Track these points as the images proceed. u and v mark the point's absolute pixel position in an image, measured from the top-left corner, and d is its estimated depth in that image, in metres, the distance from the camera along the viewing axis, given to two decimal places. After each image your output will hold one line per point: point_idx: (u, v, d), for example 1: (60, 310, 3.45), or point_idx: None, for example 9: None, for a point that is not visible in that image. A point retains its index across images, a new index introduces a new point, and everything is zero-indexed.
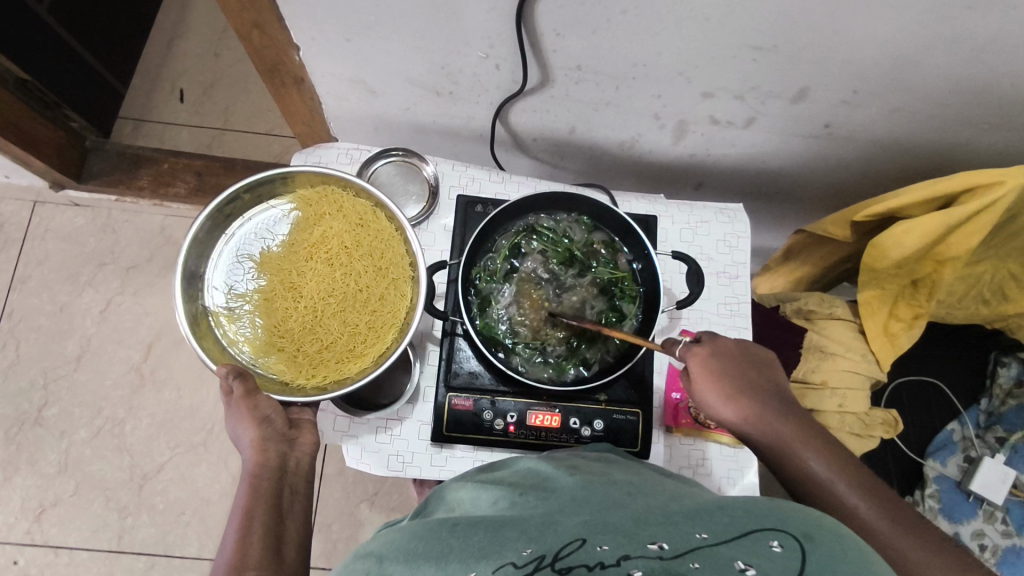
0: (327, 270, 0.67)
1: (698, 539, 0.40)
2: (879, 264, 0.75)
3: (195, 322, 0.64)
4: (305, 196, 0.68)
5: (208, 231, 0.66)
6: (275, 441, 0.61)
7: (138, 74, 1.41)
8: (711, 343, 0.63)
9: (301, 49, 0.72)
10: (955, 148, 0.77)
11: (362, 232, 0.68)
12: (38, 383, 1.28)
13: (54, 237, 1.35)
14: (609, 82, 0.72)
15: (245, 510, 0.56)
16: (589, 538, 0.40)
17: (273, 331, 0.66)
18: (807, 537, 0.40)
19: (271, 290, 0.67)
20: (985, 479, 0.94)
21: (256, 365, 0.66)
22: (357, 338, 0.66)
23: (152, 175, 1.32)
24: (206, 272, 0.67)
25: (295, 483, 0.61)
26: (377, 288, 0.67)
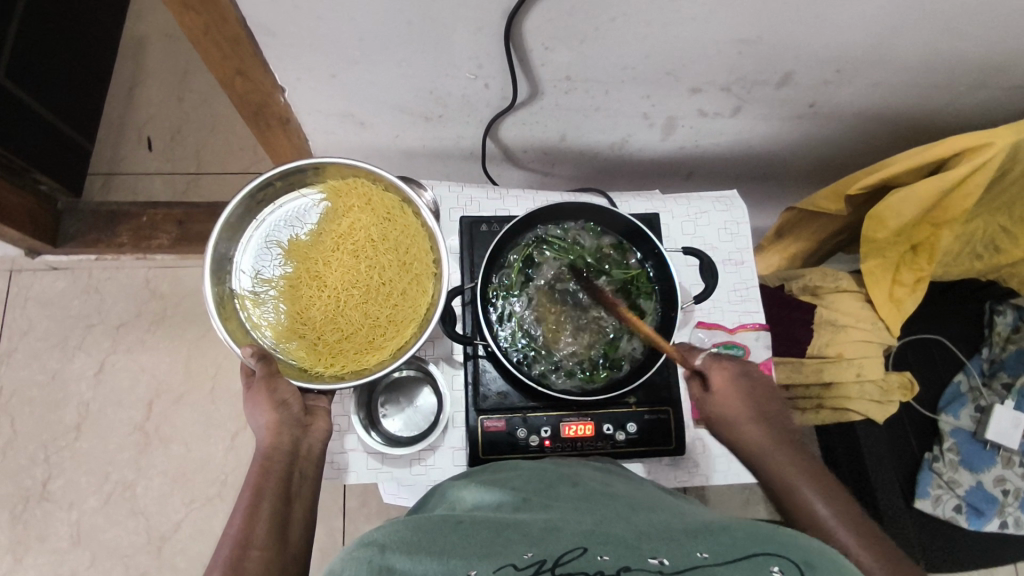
0: (352, 261, 0.69)
1: (700, 558, 0.39)
2: (879, 235, 0.76)
3: (221, 302, 0.66)
4: (335, 187, 0.69)
5: (240, 216, 0.67)
6: (290, 425, 0.61)
7: (103, 128, 1.38)
8: (743, 367, 0.65)
9: (285, 90, 0.71)
10: (935, 114, 0.79)
11: (388, 226, 0.69)
12: (38, 457, 1.24)
13: (35, 304, 1.31)
14: (597, 88, 0.72)
15: (255, 488, 0.55)
16: (590, 547, 0.40)
17: (296, 318, 0.67)
18: (808, 564, 0.39)
19: (296, 277, 0.68)
20: (998, 426, 0.96)
21: (277, 349, 0.67)
22: (377, 331, 0.67)
23: (132, 231, 1.28)
24: (236, 255, 0.69)
25: (304, 467, 0.60)
26: (400, 282, 0.68)
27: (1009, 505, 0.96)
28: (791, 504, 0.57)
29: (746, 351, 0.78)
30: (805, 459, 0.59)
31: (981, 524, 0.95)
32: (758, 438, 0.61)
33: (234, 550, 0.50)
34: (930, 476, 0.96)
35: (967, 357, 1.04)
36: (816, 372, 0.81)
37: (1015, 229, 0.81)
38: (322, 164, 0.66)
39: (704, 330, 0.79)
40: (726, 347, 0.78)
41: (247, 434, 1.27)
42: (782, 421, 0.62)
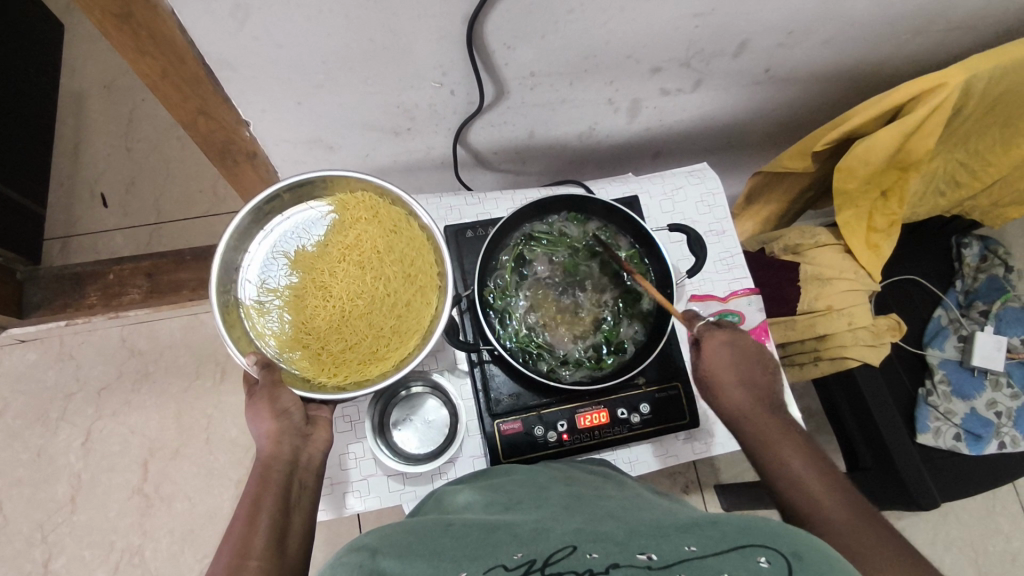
0: (358, 272, 0.68)
1: (688, 552, 0.40)
2: (850, 185, 0.79)
3: (227, 310, 0.65)
4: (342, 199, 0.69)
5: (248, 226, 0.66)
6: (291, 434, 0.59)
7: (52, 190, 1.33)
8: (731, 334, 0.64)
9: (250, 123, 0.70)
10: (884, 63, 0.81)
11: (394, 238, 0.68)
12: (36, 537, 1.19)
13: (8, 381, 1.26)
14: (562, 80, 0.73)
15: (254, 497, 0.53)
16: (580, 545, 0.41)
17: (301, 328, 0.66)
18: (796, 555, 0.39)
19: (302, 287, 0.68)
20: (983, 352, 1.02)
21: (281, 359, 0.66)
22: (381, 341, 0.66)
23: (100, 290, 1.24)
24: (242, 264, 0.68)
25: (304, 478, 0.58)
26: (405, 292, 0.67)
27: (1004, 426, 0.99)
28: (769, 471, 0.58)
29: (742, 317, 0.80)
30: (782, 425, 0.60)
31: (981, 448, 0.96)
32: (739, 406, 0.61)
33: (232, 559, 0.47)
34: (927, 411, 0.99)
35: (943, 292, 1.08)
36: (808, 328, 0.85)
37: (972, 162, 0.84)
38: (333, 177, 0.66)
39: (698, 303, 0.80)
40: (723, 316, 0.79)
41: None
42: (763, 386, 0.63)
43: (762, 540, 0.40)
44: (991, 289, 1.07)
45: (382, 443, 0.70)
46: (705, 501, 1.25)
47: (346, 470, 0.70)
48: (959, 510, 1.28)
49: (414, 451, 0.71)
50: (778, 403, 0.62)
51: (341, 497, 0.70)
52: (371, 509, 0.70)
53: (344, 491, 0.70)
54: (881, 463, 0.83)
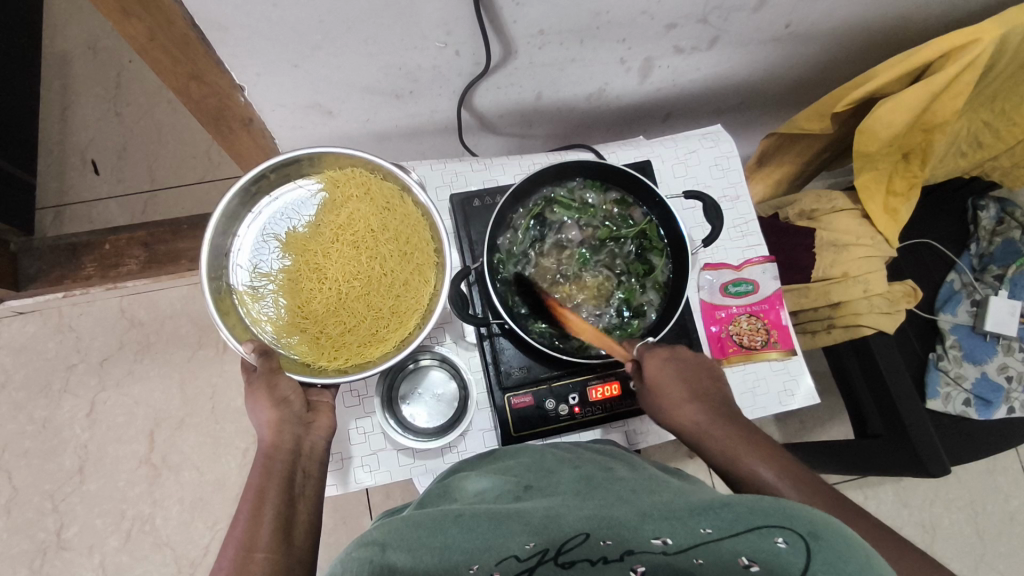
0: (353, 253, 0.66)
1: (703, 535, 0.40)
2: (871, 147, 0.76)
3: (220, 297, 0.63)
4: (331, 178, 0.66)
5: (238, 208, 0.64)
6: (291, 423, 0.58)
7: (42, 157, 1.29)
8: (671, 352, 0.65)
9: (245, 88, 0.67)
10: (908, 17, 0.77)
11: (388, 216, 0.66)
12: (47, 507, 1.20)
13: (9, 353, 1.24)
14: (573, 38, 0.69)
15: (258, 490, 0.52)
16: (593, 532, 0.41)
17: (297, 312, 0.65)
18: (813, 534, 0.38)
19: (296, 270, 0.66)
20: (996, 316, 1.00)
21: (279, 345, 0.65)
22: (380, 323, 0.65)
23: (97, 260, 1.21)
24: (233, 250, 0.66)
25: (308, 466, 0.57)
26: (401, 272, 0.66)
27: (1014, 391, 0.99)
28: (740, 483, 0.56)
29: (756, 286, 0.78)
30: (742, 431, 0.59)
31: (990, 413, 0.95)
32: (694, 421, 0.60)
33: (238, 553, 0.47)
34: (937, 375, 0.99)
35: (957, 255, 1.07)
36: (822, 294, 0.84)
37: (997, 122, 0.81)
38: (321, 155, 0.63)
39: (711, 272, 0.79)
40: (736, 285, 0.78)
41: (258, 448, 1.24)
42: (716, 398, 0.63)
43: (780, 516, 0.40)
44: (1007, 252, 1.04)
45: (390, 416, 0.69)
46: (709, 465, 1.26)
47: (358, 445, 0.69)
48: (961, 471, 1.28)
49: (424, 425, 0.70)
50: (732, 411, 0.61)
51: (350, 473, 0.69)
52: (381, 484, 0.70)
53: (353, 466, 0.69)
54: (893, 430, 0.82)
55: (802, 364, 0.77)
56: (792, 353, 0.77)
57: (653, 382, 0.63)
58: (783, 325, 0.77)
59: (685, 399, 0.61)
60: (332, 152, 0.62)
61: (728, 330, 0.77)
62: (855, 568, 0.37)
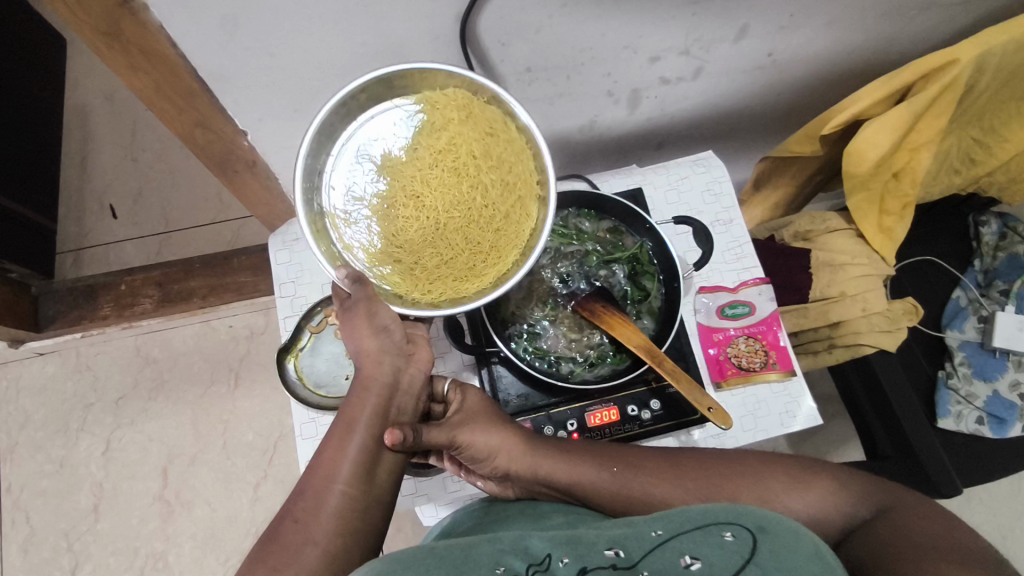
0: (453, 180, 0.61)
1: (654, 535, 0.46)
2: (860, 170, 0.76)
3: (311, 220, 0.59)
4: (432, 97, 0.59)
5: (328, 127, 0.58)
6: (392, 355, 0.61)
7: (62, 204, 1.35)
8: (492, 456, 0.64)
9: (247, 133, 0.70)
10: (888, 40, 0.79)
11: (492, 141, 0.60)
12: (62, 546, 1.21)
13: (28, 393, 1.28)
14: (560, 74, 0.71)
15: (349, 414, 0.57)
16: (554, 552, 0.45)
17: (392, 240, 0.61)
18: (762, 528, 0.45)
19: (392, 196, 0.61)
20: (1005, 332, 0.99)
21: (371, 274, 0.62)
22: (477, 257, 0.61)
23: (113, 302, 1.23)
24: (324, 170, 0.60)
25: (402, 400, 0.61)
26: (503, 205, 0.61)
27: None
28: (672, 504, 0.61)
29: (752, 308, 0.78)
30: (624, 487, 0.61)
31: (1005, 432, 0.94)
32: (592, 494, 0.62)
33: (320, 481, 0.53)
34: (948, 394, 0.97)
35: (961, 271, 1.07)
36: (822, 314, 0.83)
37: (988, 138, 0.83)
38: (419, 71, 0.56)
39: (707, 295, 0.79)
40: (733, 307, 0.78)
41: (269, 482, 1.25)
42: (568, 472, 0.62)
43: (728, 515, 0.46)
44: (1013, 267, 1.03)
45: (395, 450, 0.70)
46: None
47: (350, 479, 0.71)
48: (983, 491, 1.25)
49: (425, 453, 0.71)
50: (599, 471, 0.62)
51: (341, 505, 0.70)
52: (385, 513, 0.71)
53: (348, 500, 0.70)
54: (901, 451, 0.81)
55: (803, 384, 0.76)
56: (791, 374, 0.76)
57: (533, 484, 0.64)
58: (781, 346, 0.77)
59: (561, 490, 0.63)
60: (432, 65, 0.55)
61: (725, 352, 0.77)
62: (799, 555, 0.43)
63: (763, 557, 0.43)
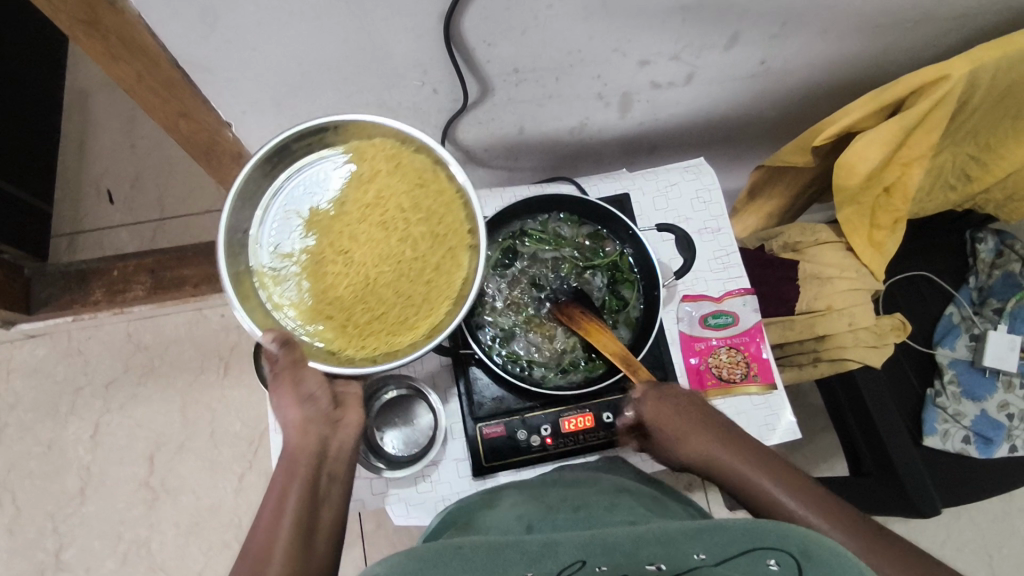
0: (381, 233, 0.59)
1: (696, 559, 0.43)
2: (850, 183, 0.75)
3: (237, 278, 0.57)
4: (360, 149, 0.61)
5: (253, 180, 0.58)
6: (318, 423, 0.59)
7: (60, 187, 1.35)
8: (671, 398, 0.66)
9: (231, 124, 0.69)
10: (885, 51, 0.78)
11: (421, 193, 0.60)
12: (48, 529, 1.22)
13: (20, 375, 1.28)
14: (548, 75, 0.71)
15: (279, 492, 0.55)
16: (588, 560, 0.43)
17: (322, 297, 0.58)
18: (805, 553, 0.42)
19: (319, 251, 0.59)
20: (994, 351, 0.98)
21: (301, 332, 0.58)
22: (410, 309, 0.58)
23: (105, 286, 1.28)
24: (251, 229, 0.60)
25: (333, 468, 0.58)
26: (434, 255, 0.60)
27: (1016, 428, 0.97)
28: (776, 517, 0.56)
29: (736, 318, 0.77)
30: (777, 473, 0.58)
31: (991, 451, 0.93)
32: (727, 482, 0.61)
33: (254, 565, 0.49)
34: (935, 413, 0.96)
35: (955, 288, 1.05)
36: (808, 327, 0.82)
37: (983, 155, 0.82)
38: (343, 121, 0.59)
39: (690, 303, 0.79)
40: (716, 317, 0.77)
41: (255, 473, 1.26)
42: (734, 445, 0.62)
43: (774, 538, 0.42)
44: (1007, 286, 1.03)
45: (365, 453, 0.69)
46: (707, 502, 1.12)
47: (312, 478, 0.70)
48: (972, 510, 1.24)
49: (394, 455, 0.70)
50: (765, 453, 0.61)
51: None
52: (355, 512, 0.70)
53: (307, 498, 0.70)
54: (881, 468, 0.81)
55: (784, 398, 0.76)
56: (771, 388, 0.76)
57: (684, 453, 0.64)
58: (763, 358, 0.77)
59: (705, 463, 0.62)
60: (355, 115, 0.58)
61: (706, 362, 0.76)
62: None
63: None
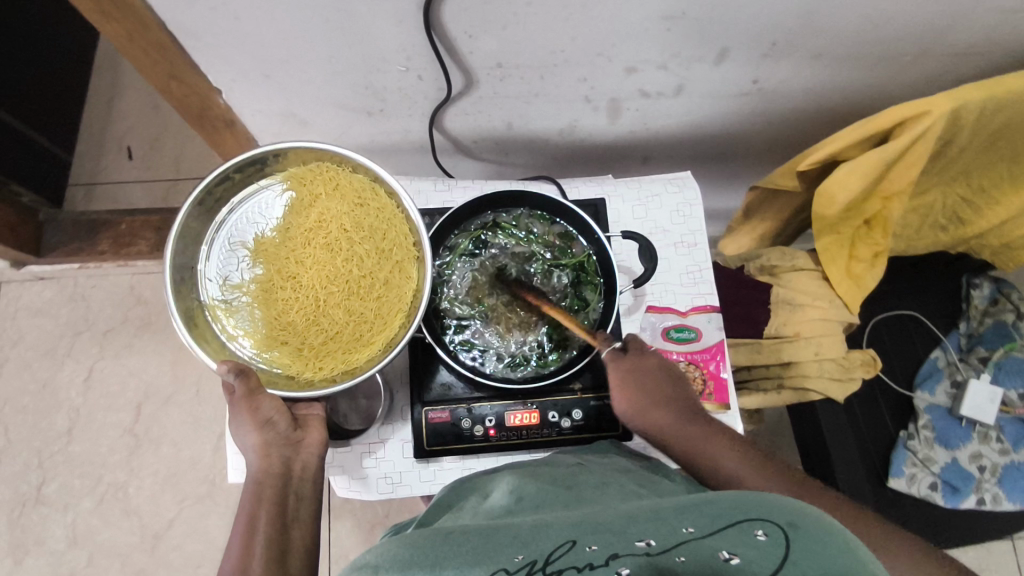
0: (327, 255, 0.63)
1: (685, 533, 0.41)
2: (829, 212, 0.74)
3: (191, 316, 0.61)
4: (298, 175, 0.64)
5: (197, 219, 0.62)
6: (279, 445, 0.61)
7: (83, 138, 1.40)
8: (633, 361, 0.68)
9: (222, 91, 0.72)
10: (883, 82, 0.77)
11: (361, 212, 0.63)
12: (33, 463, 1.27)
13: (25, 314, 1.34)
14: (533, 73, 0.71)
15: (249, 515, 0.57)
16: (578, 539, 0.42)
17: (275, 323, 0.62)
18: (791, 524, 0.41)
19: (268, 279, 0.63)
20: (974, 401, 0.95)
21: (259, 359, 0.62)
22: (363, 327, 0.61)
23: (112, 239, 1.33)
24: (199, 265, 0.64)
25: (301, 487, 0.61)
26: (380, 271, 0.62)
27: (986, 482, 0.94)
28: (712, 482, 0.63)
29: (699, 334, 0.77)
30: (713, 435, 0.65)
31: (956, 501, 0.92)
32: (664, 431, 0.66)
33: None
34: (905, 454, 0.94)
35: (945, 333, 1.03)
36: (774, 352, 0.81)
37: (977, 199, 0.79)
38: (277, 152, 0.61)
39: (655, 314, 0.78)
40: (678, 331, 0.77)
41: None
42: (675, 402, 0.68)
43: (759, 512, 0.42)
44: (998, 335, 0.99)
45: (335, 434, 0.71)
46: None
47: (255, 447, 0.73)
48: None
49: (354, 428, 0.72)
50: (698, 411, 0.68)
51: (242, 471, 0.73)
52: None
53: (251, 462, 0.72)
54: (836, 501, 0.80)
55: (736, 418, 0.76)
56: (725, 408, 0.76)
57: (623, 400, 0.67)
58: (721, 378, 0.76)
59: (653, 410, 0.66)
60: (287, 144, 0.60)
61: None
62: (831, 548, 0.39)
63: (801, 556, 0.38)
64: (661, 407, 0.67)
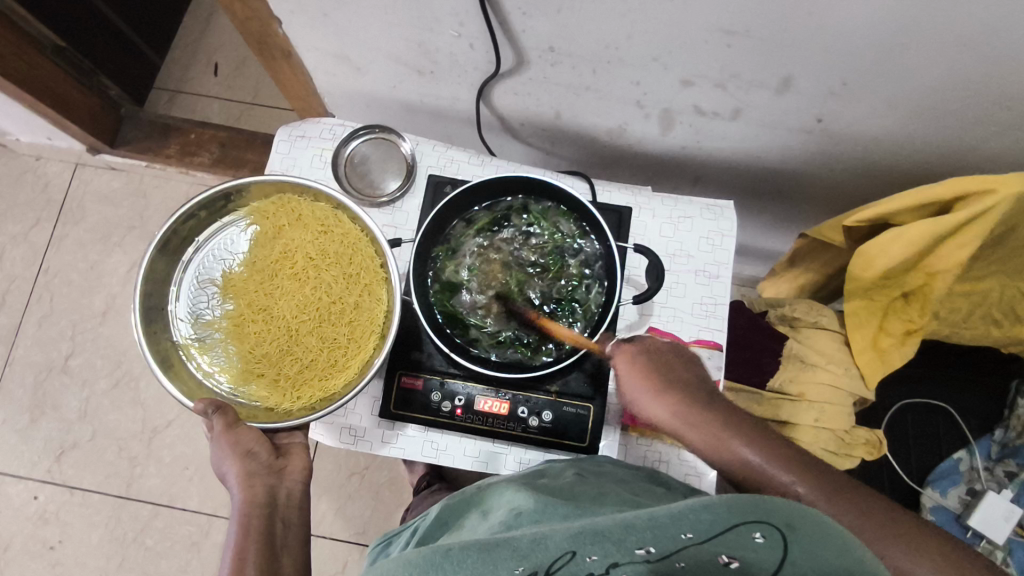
0: (296, 287, 0.66)
1: (683, 540, 0.38)
2: (864, 275, 0.69)
3: (165, 359, 0.63)
4: (262, 209, 0.67)
5: (164, 258, 0.65)
6: (261, 475, 0.64)
7: (177, 47, 1.47)
8: (640, 344, 0.65)
9: (282, 22, 0.73)
10: (961, 148, 0.71)
11: (326, 241, 0.66)
12: (66, 334, 1.36)
13: (91, 199, 1.43)
14: (585, 65, 0.69)
15: (237, 546, 0.59)
16: (578, 548, 0.39)
17: (250, 357, 0.64)
18: (790, 526, 0.38)
19: (238, 315, 0.66)
20: (985, 514, 0.90)
21: (237, 394, 0.65)
22: (337, 354, 0.64)
23: (180, 145, 1.39)
24: (170, 306, 0.66)
25: (286, 514, 0.64)
26: (350, 296, 0.65)
27: None
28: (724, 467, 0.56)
29: None
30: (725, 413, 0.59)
31: None
32: (663, 415, 0.60)
33: None
34: None
35: (977, 436, 0.97)
36: (773, 407, 0.77)
37: None
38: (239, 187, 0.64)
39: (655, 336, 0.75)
40: None
41: None
42: (685, 383, 0.62)
43: (761, 514, 0.38)
44: None
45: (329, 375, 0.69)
46: None
47: None
48: None
49: None
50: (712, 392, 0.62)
51: None
52: None
53: None
54: None
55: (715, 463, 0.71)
56: None
57: (626, 376, 0.63)
58: None
59: (663, 391, 0.61)
60: (255, 179, 0.64)
61: None
62: (831, 552, 0.38)
63: (798, 558, 0.39)
64: (673, 388, 0.61)
